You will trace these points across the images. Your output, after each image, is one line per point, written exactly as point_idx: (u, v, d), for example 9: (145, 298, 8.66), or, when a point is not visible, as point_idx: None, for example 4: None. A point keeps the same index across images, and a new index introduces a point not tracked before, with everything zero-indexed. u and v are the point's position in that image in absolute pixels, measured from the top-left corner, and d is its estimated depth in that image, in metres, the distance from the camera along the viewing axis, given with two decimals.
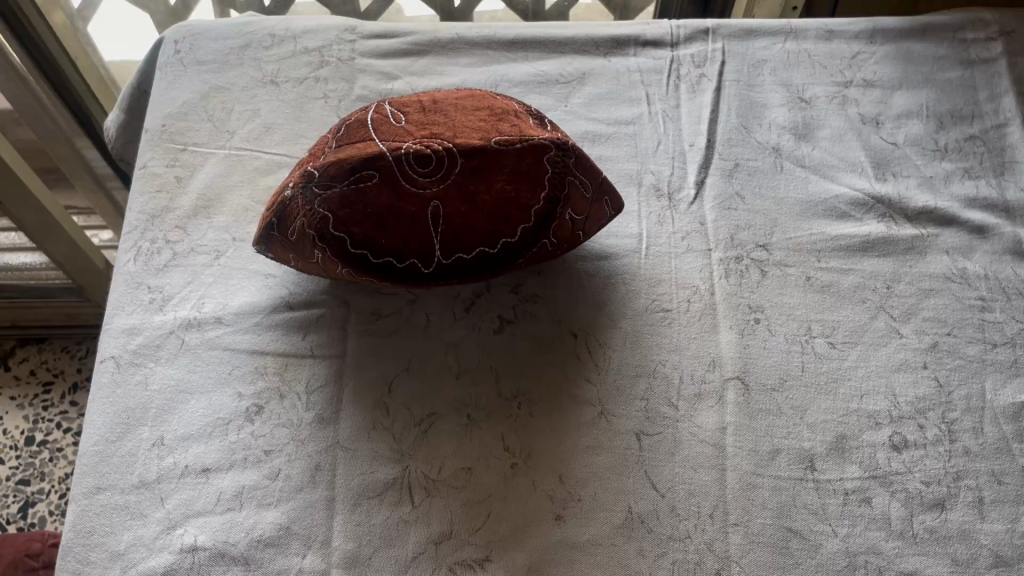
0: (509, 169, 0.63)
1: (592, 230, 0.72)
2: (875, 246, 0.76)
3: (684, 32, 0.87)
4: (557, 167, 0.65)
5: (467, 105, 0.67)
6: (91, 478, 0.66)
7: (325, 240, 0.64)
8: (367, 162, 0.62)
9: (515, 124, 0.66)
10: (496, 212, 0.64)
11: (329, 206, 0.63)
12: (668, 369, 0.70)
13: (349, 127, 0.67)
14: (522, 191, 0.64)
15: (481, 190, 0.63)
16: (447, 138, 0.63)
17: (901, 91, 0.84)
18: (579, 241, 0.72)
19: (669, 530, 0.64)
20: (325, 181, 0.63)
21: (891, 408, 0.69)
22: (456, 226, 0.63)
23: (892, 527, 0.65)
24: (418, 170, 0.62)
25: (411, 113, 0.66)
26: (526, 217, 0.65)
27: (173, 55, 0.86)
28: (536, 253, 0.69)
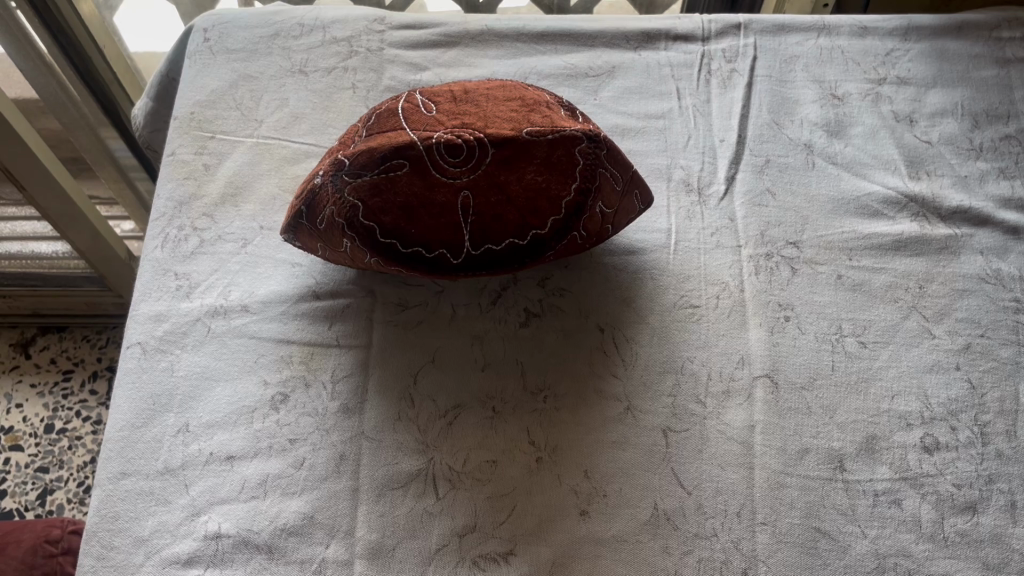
0: (540, 160, 0.63)
1: (620, 223, 0.71)
2: (908, 246, 0.75)
3: (715, 26, 0.86)
4: (589, 159, 0.64)
5: (497, 95, 0.67)
6: (117, 463, 0.66)
7: (354, 229, 0.63)
8: (398, 152, 0.62)
9: (546, 115, 0.65)
10: (527, 203, 0.63)
11: (358, 194, 0.62)
12: (696, 366, 0.70)
13: (379, 116, 0.67)
14: (553, 182, 0.63)
15: (512, 181, 0.62)
16: (478, 128, 0.63)
17: (935, 89, 0.83)
18: (607, 234, 0.71)
19: (696, 527, 0.64)
20: (356, 170, 0.63)
21: (922, 409, 0.68)
22: (486, 216, 0.62)
23: (923, 529, 0.64)
24: (449, 159, 0.62)
25: (442, 102, 0.66)
26: (557, 209, 0.64)
27: (202, 43, 0.86)
28: (567, 247, 0.68)
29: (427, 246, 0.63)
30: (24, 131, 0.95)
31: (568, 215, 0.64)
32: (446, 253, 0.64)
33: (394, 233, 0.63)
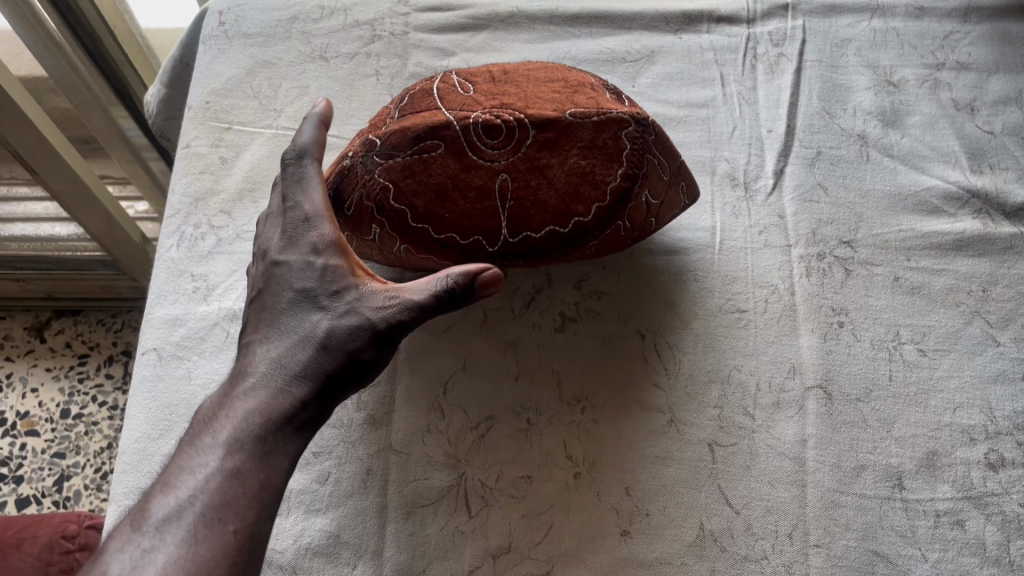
0: (584, 143, 0.58)
1: (665, 217, 0.66)
2: (970, 246, 0.70)
3: (761, 8, 0.81)
4: (637, 143, 0.59)
5: (539, 76, 0.62)
6: (132, 478, 0.63)
7: (383, 213, 0.58)
8: (433, 130, 0.58)
9: (591, 97, 0.60)
10: (569, 190, 0.58)
11: (390, 176, 0.58)
12: (744, 375, 0.65)
13: (413, 96, 0.63)
14: (597, 166, 0.58)
15: (553, 165, 0.58)
16: (519, 108, 0.58)
17: (998, 75, 0.78)
18: (651, 229, 0.67)
19: (745, 550, 0.60)
20: (388, 151, 0.58)
21: (987, 423, 0.64)
22: (526, 202, 0.57)
23: (988, 553, 0.60)
24: (487, 141, 0.57)
25: (480, 83, 0.62)
26: (603, 195, 0.59)
27: (218, 28, 0.81)
28: (610, 240, 0.63)
29: (461, 231, 0.58)
30: (33, 114, 0.91)
31: (613, 202, 0.59)
32: (481, 239, 0.58)
33: (427, 216, 0.58)
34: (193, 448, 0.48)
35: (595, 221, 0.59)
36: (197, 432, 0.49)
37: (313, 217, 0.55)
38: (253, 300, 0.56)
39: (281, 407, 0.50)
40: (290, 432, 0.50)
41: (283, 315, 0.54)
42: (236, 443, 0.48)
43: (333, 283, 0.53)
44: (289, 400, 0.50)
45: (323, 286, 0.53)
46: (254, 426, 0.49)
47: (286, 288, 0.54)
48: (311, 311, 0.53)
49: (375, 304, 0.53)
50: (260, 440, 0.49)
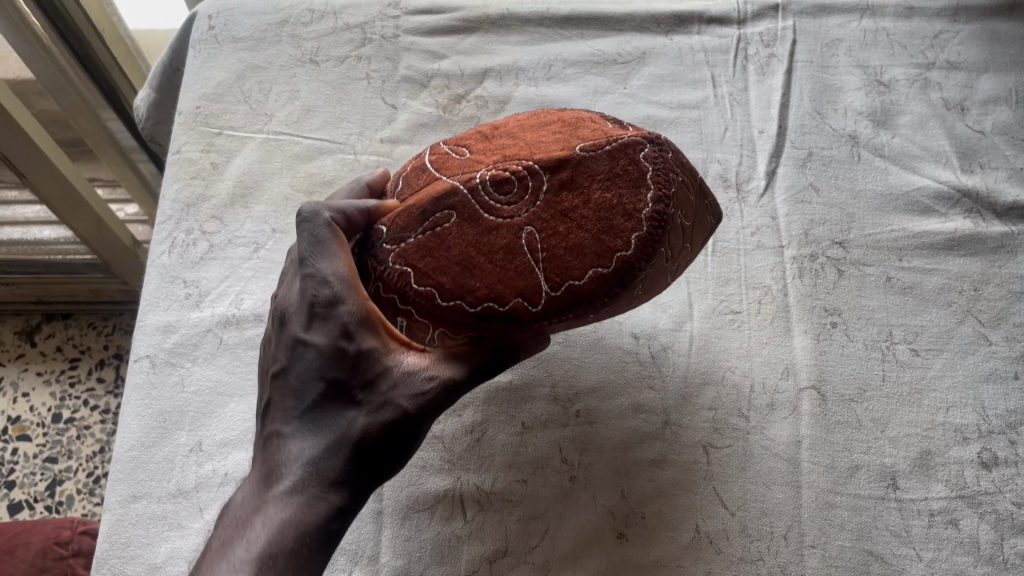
0: (603, 174, 0.46)
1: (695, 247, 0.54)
2: (961, 245, 0.70)
3: (752, 8, 0.81)
4: (658, 164, 0.47)
5: (532, 123, 0.52)
6: (127, 486, 0.62)
7: (407, 301, 0.48)
8: (438, 200, 0.48)
9: (595, 128, 0.49)
10: (602, 226, 0.46)
11: (405, 260, 0.48)
12: (738, 377, 0.66)
13: (406, 178, 0.53)
14: (625, 194, 0.46)
15: (579, 205, 0.46)
16: (526, 156, 0.48)
17: (987, 74, 0.78)
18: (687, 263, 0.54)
19: (740, 551, 0.60)
20: (397, 235, 0.49)
21: (980, 422, 0.64)
22: (559, 251, 0.46)
23: (981, 552, 0.60)
24: (500, 197, 0.47)
25: (475, 144, 0.52)
26: (638, 224, 0.46)
27: (206, 31, 0.81)
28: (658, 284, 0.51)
29: (496, 301, 0.46)
30: (20, 117, 0.90)
31: (653, 233, 0.46)
32: (521, 304, 0.46)
33: (455, 293, 0.47)
34: (226, 560, 0.48)
35: (643, 260, 0.46)
36: (231, 539, 0.50)
37: (337, 288, 0.49)
38: (279, 376, 0.52)
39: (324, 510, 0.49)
40: (325, 540, 0.50)
41: (315, 408, 0.51)
42: (267, 560, 0.48)
43: (366, 370, 0.49)
44: (325, 507, 0.49)
45: (356, 378, 0.50)
46: (288, 540, 0.48)
47: (315, 377, 0.50)
48: (347, 408, 0.50)
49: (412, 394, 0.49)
50: (292, 554, 0.48)
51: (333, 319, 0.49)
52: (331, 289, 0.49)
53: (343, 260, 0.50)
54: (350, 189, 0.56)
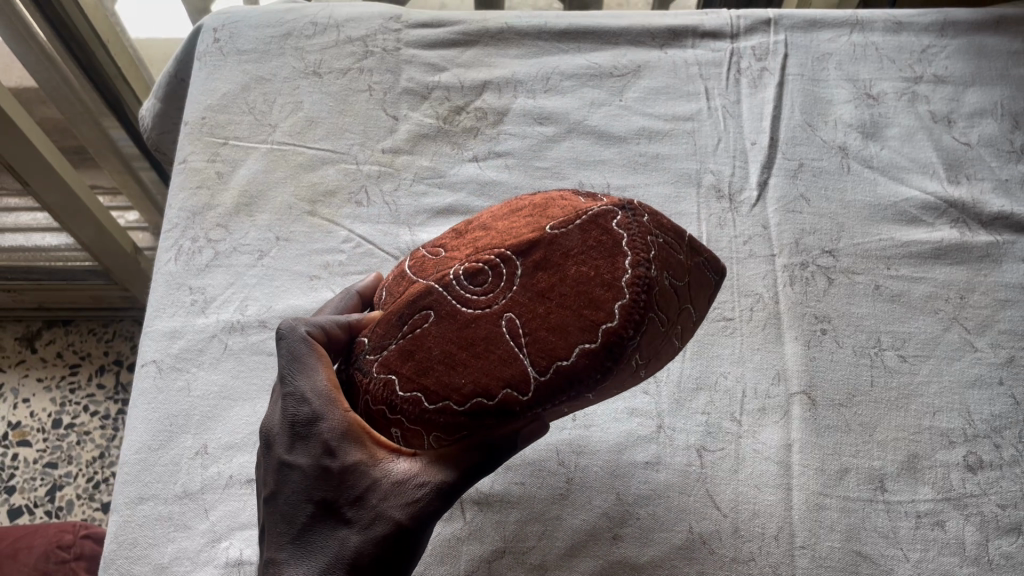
0: (579, 249, 0.45)
1: (696, 311, 0.51)
2: (948, 254, 0.72)
3: (745, 23, 0.83)
4: (632, 230, 0.45)
5: (505, 212, 0.51)
6: (134, 487, 0.64)
7: (395, 409, 0.46)
8: (414, 303, 0.46)
9: (566, 207, 0.48)
10: (583, 300, 0.44)
11: (389, 366, 0.46)
12: (730, 382, 0.67)
13: (389, 287, 0.53)
14: (602, 265, 0.44)
15: (557, 283, 0.44)
16: (499, 245, 0.46)
17: (974, 88, 0.80)
18: (691, 323, 0.51)
19: (732, 552, 0.61)
20: (377, 343, 0.47)
21: (965, 426, 0.66)
22: (542, 335, 0.43)
23: (967, 552, 0.61)
24: (476, 290, 0.45)
25: (450, 243, 0.51)
26: (620, 293, 0.44)
27: (212, 44, 0.83)
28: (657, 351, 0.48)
29: (485, 394, 0.44)
30: (25, 125, 0.92)
31: (638, 299, 0.44)
32: (511, 394, 0.44)
33: (442, 395, 0.44)
34: None
35: (632, 329, 0.44)
36: None
37: (320, 403, 0.49)
38: (265, 503, 0.50)
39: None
40: None
41: (304, 528, 0.48)
42: None
43: (354, 485, 0.48)
44: None
45: (345, 495, 0.48)
46: None
47: (303, 500, 0.48)
48: (337, 527, 0.48)
49: (405, 504, 0.47)
50: None
51: (316, 433, 0.49)
52: (311, 405, 0.49)
53: (324, 375, 0.50)
54: (339, 302, 0.58)
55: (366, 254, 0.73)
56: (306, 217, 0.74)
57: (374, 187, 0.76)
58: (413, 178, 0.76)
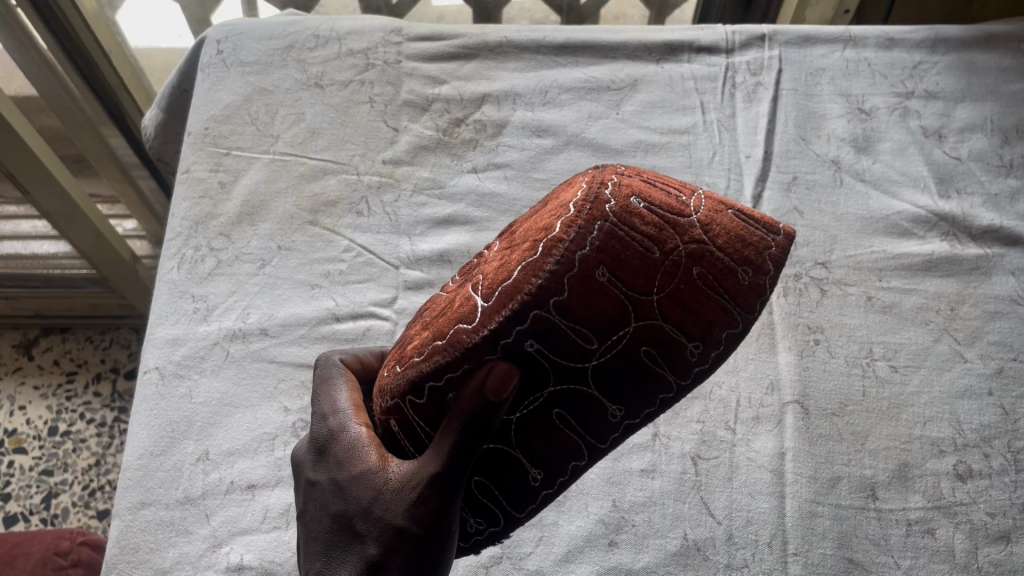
0: (550, 204, 0.44)
1: (727, 252, 0.42)
2: (938, 266, 0.73)
3: (740, 38, 0.85)
4: (599, 171, 0.43)
5: None
6: (136, 493, 0.64)
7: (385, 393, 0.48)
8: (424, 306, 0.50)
9: None
10: (535, 231, 0.42)
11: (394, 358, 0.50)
12: (725, 392, 0.69)
13: None
14: (562, 201, 0.42)
15: (521, 234, 0.43)
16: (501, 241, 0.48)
17: (964, 103, 0.81)
18: (718, 267, 0.42)
19: (726, 558, 0.62)
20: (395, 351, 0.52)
21: (955, 435, 0.66)
22: (496, 270, 0.42)
23: (956, 560, 0.62)
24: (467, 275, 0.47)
25: None
26: (565, 211, 0.41)
27: (215, 56, 0.84)
28: (666, 293, 0.41)
29: (442, 338, 0.43)
30: (27, 134, 0.93)
31: (583, 211, 0.40)
32: (464, 330, 0.42)
33: (415, 356, 0.45)
34: None
35: (579, 238, 0.39)
36: None
37: (335, 420, 0.53)
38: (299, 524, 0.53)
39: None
40: None
41: (325, 543, 0.50)
42: None
43: (360, 497, 0.49)
44: None
45: (353, 508, 0.49)
46: None
47: (324, 516, 0.51)
48: (352, 542, 0.49)
49: (407, 504, 0.47)
50: None
51: (329, 449, 0.52)
52: (325, 423, 0.53)
53: (343, 398, 0.55)
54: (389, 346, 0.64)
55: (366, 263, 0.74)
56: (307, 227, 0.75)
57: (374, 198, 0.77)
58: (413, 189, 0.77)
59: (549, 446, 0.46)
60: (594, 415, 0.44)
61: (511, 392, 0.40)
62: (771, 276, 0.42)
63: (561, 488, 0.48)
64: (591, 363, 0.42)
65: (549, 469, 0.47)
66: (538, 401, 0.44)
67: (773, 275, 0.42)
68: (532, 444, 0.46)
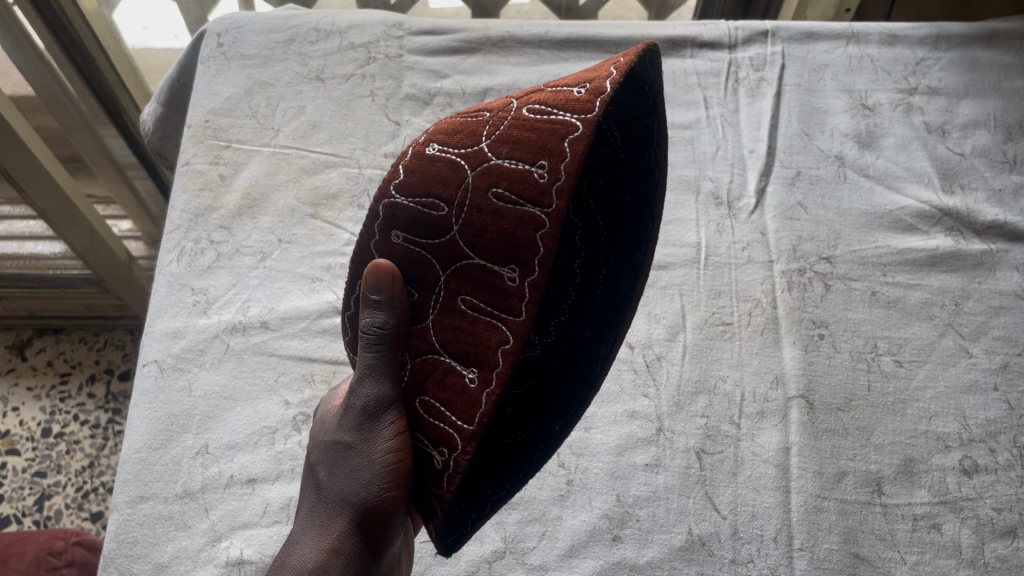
0: None
1: (560, 87, 0.43)
2: (942, 262, 0.73)
3: (742, 34, 0.84)
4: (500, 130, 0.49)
5: None
6: (135, 487, 0.64)
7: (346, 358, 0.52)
8: None
9: None
10: None
11: None
12: (730, 386, 0.68)
13: None
14: None
15: None
16: None
17: (967, 99, 0.81)
18: (554, 96, 0.43)
19: (731, 553, 0.61)
20: None
21: (961, 430, 0.66)
22: None
23: (963, 555, 0.61)
24: None
25: None
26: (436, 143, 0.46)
27: (216, 49, 0.84)
28: (505, 136, 0.42)
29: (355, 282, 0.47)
30: (26, 136, 0.92)
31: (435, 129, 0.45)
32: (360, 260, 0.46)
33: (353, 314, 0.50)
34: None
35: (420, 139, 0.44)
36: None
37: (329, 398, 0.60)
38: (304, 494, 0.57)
39: (327, 564, 0.49)
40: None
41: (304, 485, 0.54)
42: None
43: (320, 438, 0.53)
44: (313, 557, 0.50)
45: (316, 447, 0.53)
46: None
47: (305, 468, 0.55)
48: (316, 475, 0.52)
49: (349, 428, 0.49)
50: None
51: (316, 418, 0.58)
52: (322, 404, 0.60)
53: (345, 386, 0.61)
54: None
55: None
56: (308, 220, 0.75)
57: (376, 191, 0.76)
58: None
59: (463, 336, 0.43)
60: (490, 288, 0.43)
61: (387, 280, 0.43)
62: (605, 82, 0.42)
63: (496, 380, 0.42)
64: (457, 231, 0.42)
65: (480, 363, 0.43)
66: (442, 293, 0.44)
67: (609, 80, 0.42)
68: (444, 338, 0.44)
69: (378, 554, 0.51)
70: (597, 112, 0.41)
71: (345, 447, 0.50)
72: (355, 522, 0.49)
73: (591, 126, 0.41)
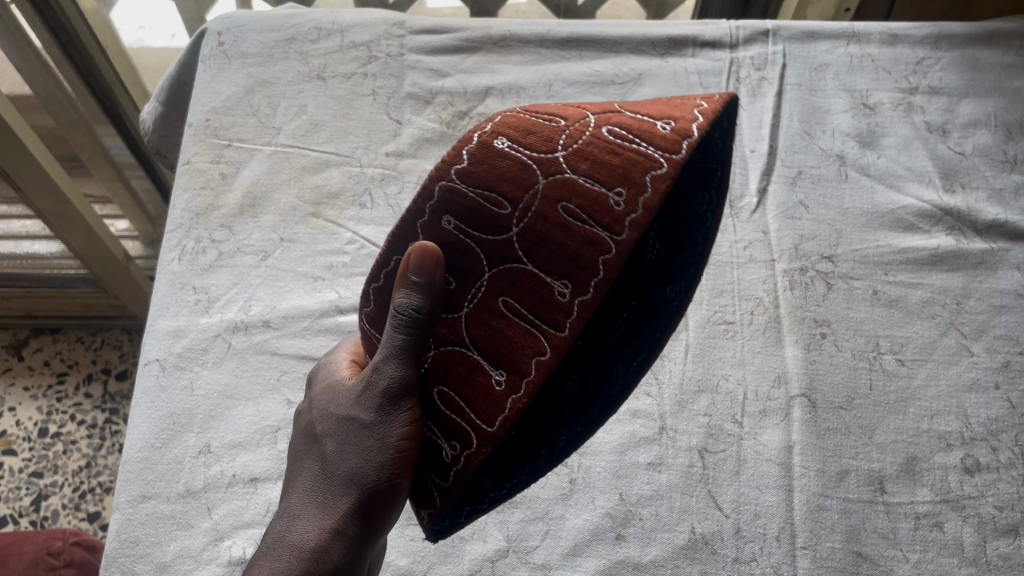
0: None
1: (642, 115, 0.42)
2: (943, 261, 0.73)
3: (743, 33, 0.85)
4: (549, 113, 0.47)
5: None
6: (137, 486, 0.63)
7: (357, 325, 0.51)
8: None
9: None
10: None
11: None
12: (732, 385, 0.68)
13: None
14: None
15: None
16: None
17: (968, 99, 0.81)
18: (639, 123, 0.41)
19: (734, 552, 0.61)
20: None
21: (962, 429, 0.66)
22: None
23: (965, 553, 0.61)
24: None
25: None
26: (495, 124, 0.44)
27: (217, 47, 0.83)
28: (586, 151, 0.40)
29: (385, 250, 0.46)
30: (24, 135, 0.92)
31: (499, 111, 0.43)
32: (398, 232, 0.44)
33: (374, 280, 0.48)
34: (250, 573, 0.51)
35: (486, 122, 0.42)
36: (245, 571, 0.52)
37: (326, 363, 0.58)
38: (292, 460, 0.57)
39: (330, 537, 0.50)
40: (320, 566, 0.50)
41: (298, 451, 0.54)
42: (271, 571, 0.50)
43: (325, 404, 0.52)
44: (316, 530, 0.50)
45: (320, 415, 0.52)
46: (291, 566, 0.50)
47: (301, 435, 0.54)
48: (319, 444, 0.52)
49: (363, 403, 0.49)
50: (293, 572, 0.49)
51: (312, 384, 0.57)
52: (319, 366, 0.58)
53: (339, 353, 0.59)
54: None
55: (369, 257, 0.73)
56: (310, 219, 0.75)
57: (378, 190, 0.76)
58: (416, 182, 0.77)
59: (498, 336, 0.43)
60: (541, 300, 0.42)
61: (432, 267, 0.42)
62: (692, 125, 0.42)
63: (528, 391, 0.43)
64: (513, 233, 0.41)
65: (512, 369, 0.43)
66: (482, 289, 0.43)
67: (697, 124, 0.42)
68: (476, 335, 0.43)
69: (374, 531, 0.52)
70: (684, 156, 0.41)
71: (360, 424, 0.50)
72: (358, 501, 0.50)
73: (678, 167, 0.40)
